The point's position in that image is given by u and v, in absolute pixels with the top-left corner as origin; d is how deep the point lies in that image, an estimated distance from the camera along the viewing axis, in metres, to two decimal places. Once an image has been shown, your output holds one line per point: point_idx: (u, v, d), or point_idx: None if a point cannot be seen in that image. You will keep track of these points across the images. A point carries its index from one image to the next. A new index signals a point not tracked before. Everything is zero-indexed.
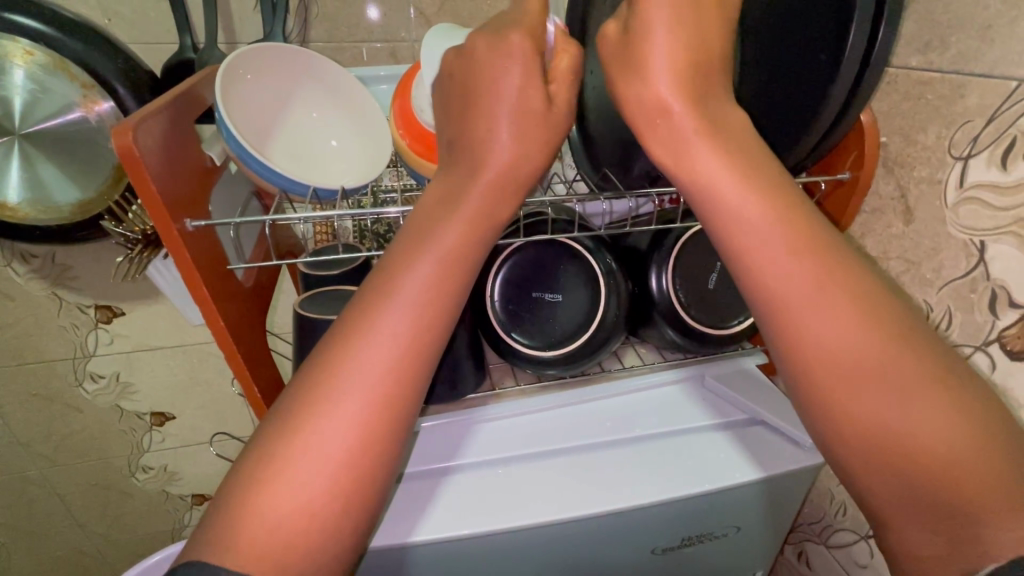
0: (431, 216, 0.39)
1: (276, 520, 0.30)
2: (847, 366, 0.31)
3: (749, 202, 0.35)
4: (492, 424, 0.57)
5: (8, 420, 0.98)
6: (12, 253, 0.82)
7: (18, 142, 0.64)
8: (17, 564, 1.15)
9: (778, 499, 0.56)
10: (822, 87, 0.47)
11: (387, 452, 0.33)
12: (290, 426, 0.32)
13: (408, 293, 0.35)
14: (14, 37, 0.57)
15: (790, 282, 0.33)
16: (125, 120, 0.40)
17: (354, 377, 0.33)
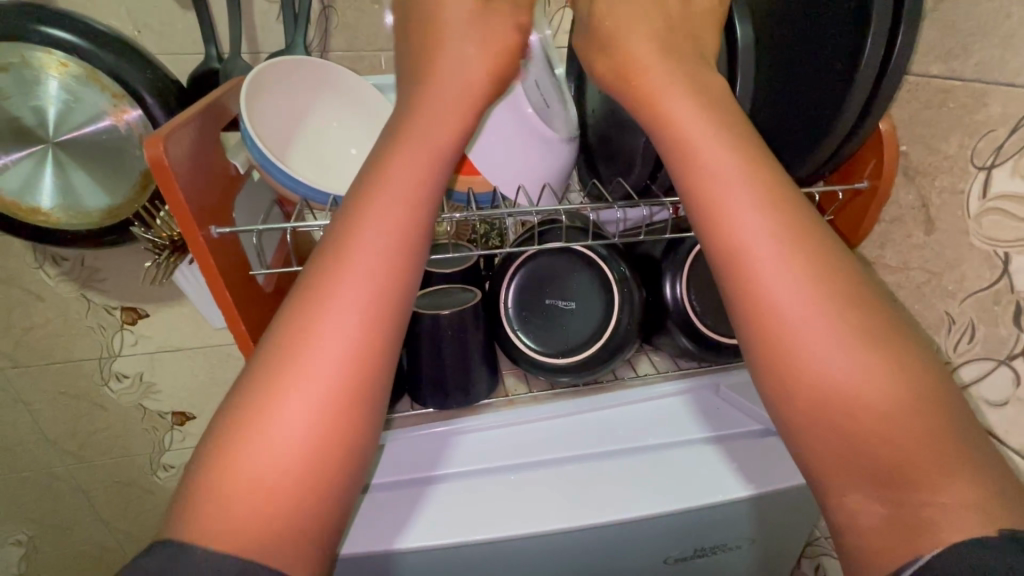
0: (376, 175, 0.38)
1: (248, 484, 0.31)
2: (799, 327, 0.32)
3: (725, 159, 0.35)
4: (472, 435, 0.56)
5: (38, 417, 1.02)
6: (44, 256, 0.85)
7: (51, 150, 0.66)
8: (44, 558, 1.19)
9: (771, 518, 0.55)
10: (838, 95, 0.46)
11: (351, 414, 0.33)
12: (254, 399, 0.32)
13: (365, 257, 0.35)
14: (50, 49, 0.60)
15: (757, 239, 0.33)
16: (156, 131, 0.42)
17: (316, 345, 0.33)
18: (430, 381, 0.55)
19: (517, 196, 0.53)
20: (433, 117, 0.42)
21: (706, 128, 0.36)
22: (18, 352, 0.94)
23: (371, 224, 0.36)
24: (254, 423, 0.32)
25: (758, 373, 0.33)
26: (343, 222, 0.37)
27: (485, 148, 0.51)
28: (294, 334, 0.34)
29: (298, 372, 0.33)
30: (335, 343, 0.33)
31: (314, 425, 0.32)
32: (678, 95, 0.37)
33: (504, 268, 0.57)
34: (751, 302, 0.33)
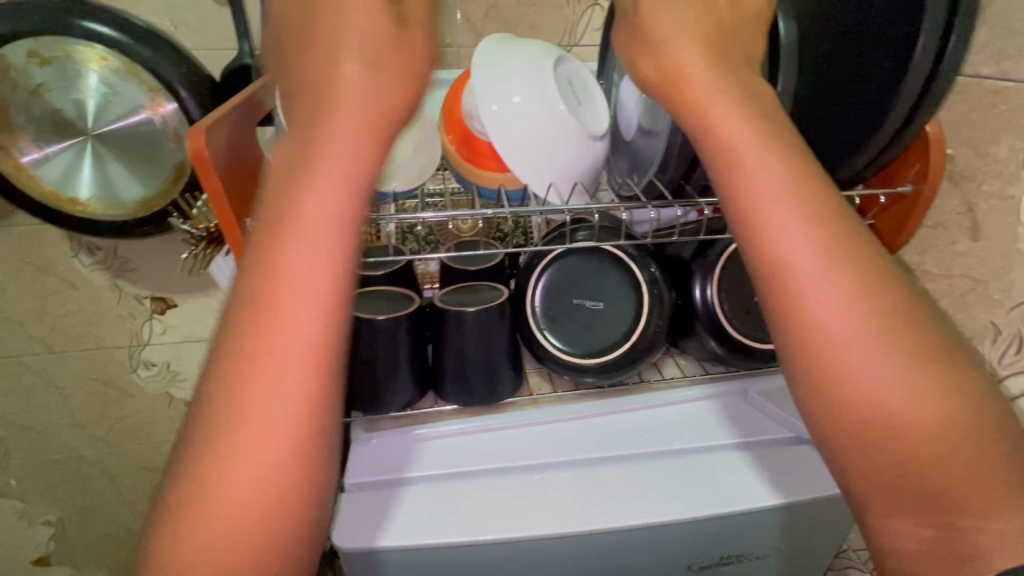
0: (295, 167, 0.32)
1: (215, 536, 0.30)
2: (847, 346, 0.31)
3: (770, 166, 0.34)
4: (435, 440, 0.55)
5: (70, 402, 1.05)
6: (80, 245, 0.88)
7: (90, 142, 0.68)
8: (72, 538, 1.22)
9: (801, 529, 0.54)
10: (886, 95, 0.46)
11: (313, 448, 0.31)
12: (205, 452, 0.30)
13: (298, 286, 0.31)
14: (90, 43, 0.61)
15: (802, 252, 0.32)
16: (197, 122, 0.42)
17: (264, 390, 0.30)
18: (455, 378, 0.55)
19: (548, 194, 0.52)
20: (339, 102, 0.33)
21: (754, 140, 0.35)
22: (53, 337, 0.97)
23: (298, 246, 0.31)
24: (212, 476, 0.30)
25: (800, 391, 0.32)
26: (262, 249, 0.31)
27: (517, 147, 0.50)
28: (234, 381, 0.30)
29: (245, 420, 0.30)
30: (287, 384, 0.30)
31: (275, 468, 0.30)
32: (722, 101, 0.36)
33: (533, 265, 0.56)
34: (797, 320, 0.32)
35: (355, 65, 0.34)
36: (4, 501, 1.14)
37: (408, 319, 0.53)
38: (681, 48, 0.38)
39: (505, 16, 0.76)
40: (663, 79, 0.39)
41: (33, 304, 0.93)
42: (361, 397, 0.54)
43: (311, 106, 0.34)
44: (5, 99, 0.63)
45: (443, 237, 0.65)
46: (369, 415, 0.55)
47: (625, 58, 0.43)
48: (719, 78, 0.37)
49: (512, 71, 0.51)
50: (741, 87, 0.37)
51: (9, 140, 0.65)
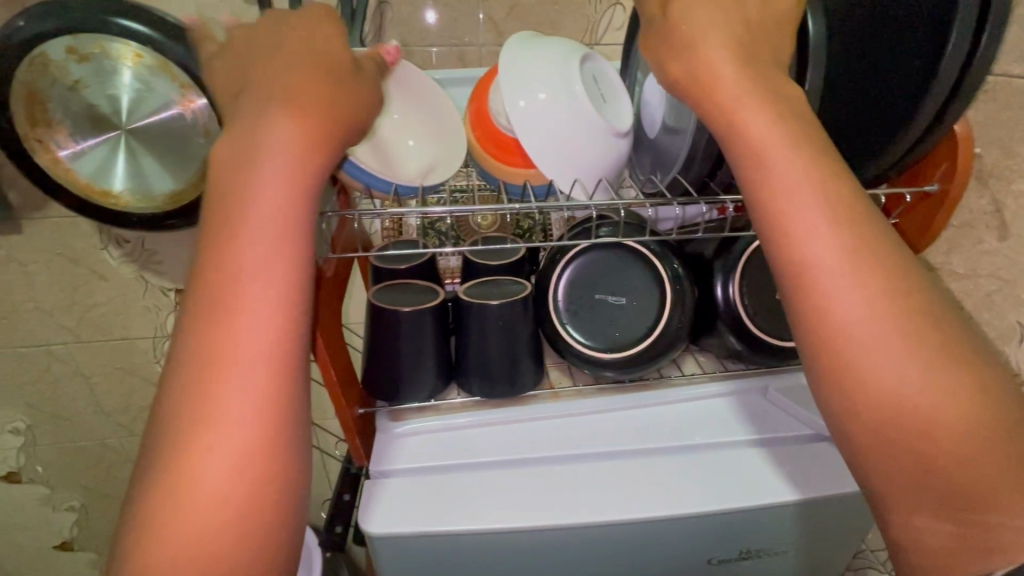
0: (243, 171, 0.37)
1: (195, 514, 0.31)
2: (866, 343, 0.31)
3: (796, 167, 0.34)
4: (412, 434, 0.56)
5: (95, 390, 1.08)
6: (109, 237, 0.90)
7: (123, 137, 0.70)
8: (95, 525, 1.25)
9: (820, 526, 0.54)
10: (916, 93, 0.46)
11: (283, 420, 0.33)
12: (170, 449, 0.31)
13: (253, 282, 0.34)
14: (126, 40, 0.63)
15: (823, 250, 0.32)
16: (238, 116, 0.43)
17: (233, 383, 0.33)
18: (477, 371, 0.55)
19: (572, 190, 0.53)
20: (276, 127, 0.38)
21: (784, 140, 0.35)
22: (81, 328, 0.99)
23: (252, 248, 0.35)
24: (181, 472, 0.31)
25: (822, 389, 0.33)
26: (217, 252, 0.35)
27: (544, 145, 0.51)
28: (198, 379, 0.32)
29: (205, 416, 0.32)
30: (249, 378, 0.33)
31: (249, 457, 0.32)
32: (752, 102, 0.37)
33: (557, 260, 0.57)
34: (820, 319, 0.32)
35: (302, 98, 0.40)
36: (30, 486, 1.17)
37: (433, 311, 0.53)
38: (708, 45, 0.39)
39: (526, 15, 0.76)
40: (690, 75, 0.39)
41: (63, 295, 0.95)
42: (385, 386, 0.55)
43: (248, 131, 0.39)
44: (44, 95, 0.65)
45: (461, 232, 0.66)
46: (392, 405, 0.56)
47: (650, 59, 0.43)
48: (747, 75, 0.38)
49: (539, 68, 0.52)
50: (769, 84, 0.38)
51: (47, 135, 0.68)
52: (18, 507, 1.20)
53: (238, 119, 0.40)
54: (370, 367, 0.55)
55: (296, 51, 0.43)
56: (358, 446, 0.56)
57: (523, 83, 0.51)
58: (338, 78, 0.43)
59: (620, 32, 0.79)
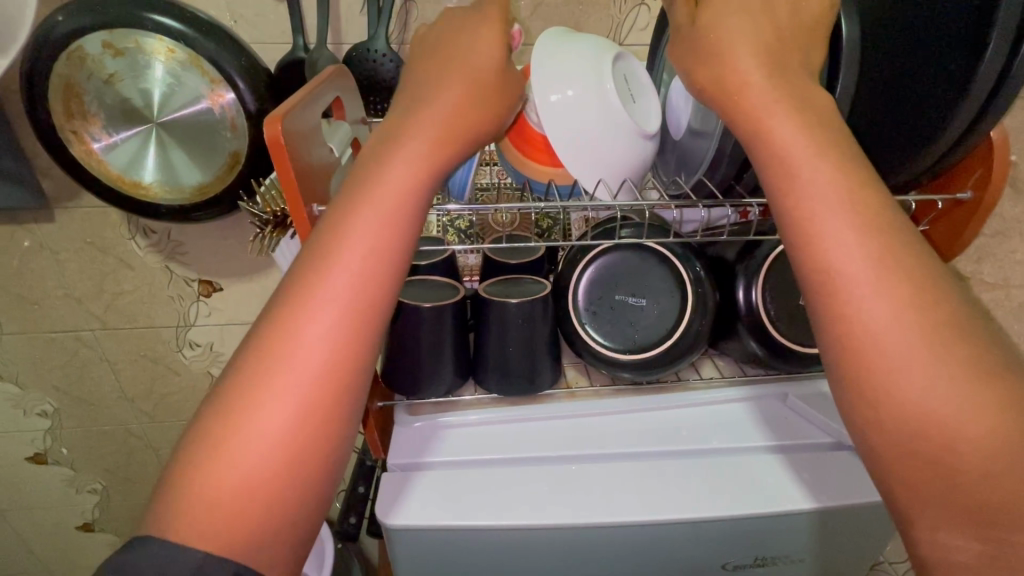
0: (375, 164, 0.39)
1: (235, 482, 0.31)
2: (891, 355, 0.31)
3: (824, 173, 0.34)
4: (456, 430, 0.57)
5: (119, 376, 1.10)
6: (136, 228, 0.93)
7: (154, 130, 0.72)
8: (117, 507, 1.29)
9: (838, 535, 0.53)
10: (950, 97, 0.46)
11: (341, 410, 0.34)
12: (218, 422, 0.32)
13: (346, 270, 0.35)
14: (160, 36, 0.65)
15: (854, 259, 0.32)
16: (275, 110, 0.43)
17: (306, 361, 0.33)
18: (496, 367, 0.56)
19: (596, 189, 0.53)
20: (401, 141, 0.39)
21: (809, 147, 0.35)
22: (108, 315, 1.02)
23: (357, 235, 0.36)
24: (230, 436, 0.32)
25: (847, 400, 0.32)
26: (325, 233, 0.36)
27: (574, 146, 0.51)
28: (274, 347, 0.33)
29: (261, 398, 0.32)
30: (321, 361, 0.33)
31: (299, 437, 0.32)
32: (777, 107, 0.36)
33: (578, 259, 0.57)
34: (846, 329, 0.32)
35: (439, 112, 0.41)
36: (56, 467, 1.21)
37: (453, 308, 0.54)
38: (737, 47, 0.38)
39: (550, 14, 0.76)
40: (716, 77, 0.39)
41: (92, 282, 0.98)
42: (406, 380, 0.56)
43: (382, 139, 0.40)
44: (81, 87, 0.67)
45: (482, 230, 0.66)
46: (411, 399, 0.57)
47: (676, 61, 0.43)
48: (775, 78, 0.37)
49: (569, 68, 0.51)
50: (797, 87, 0.37)
51: (82, 126, 0.70)
52: (43, 486, 1.24)
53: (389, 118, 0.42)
54: (391, 361, 0.56)
55: (454, 59, 0.43)
56: (377, 439, 0.56)
57: (554, 83, 0.51)
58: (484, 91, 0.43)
59: (644, 32, 0.79)
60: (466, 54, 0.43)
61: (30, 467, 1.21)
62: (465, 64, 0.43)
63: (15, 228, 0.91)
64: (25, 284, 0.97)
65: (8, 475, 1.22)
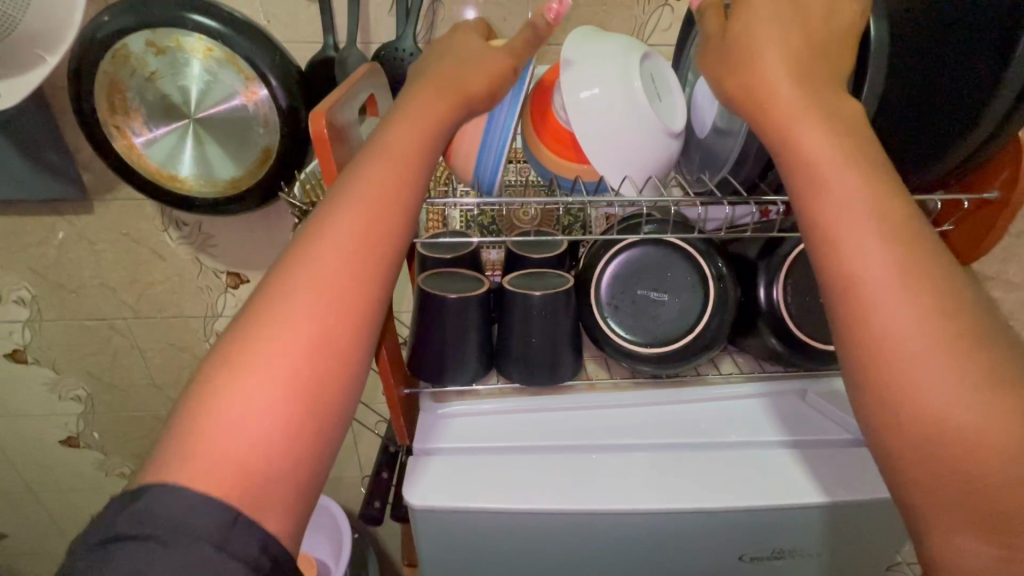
0: (376, 143, 0.41)
1: (229, 441, 0.31)
2: (910, 355, 0.31)
3: (846, 178, 0.35)
4: (476, 418, 0.58)
5: (149, 364, 1.14)
6: (169, 220, 0.96)
7: (192, 125, 0.74)
8: None
9: (855, 531, 0.54)
10: (978, 97, 0.46)
11: (336, 374, 0.34)
12: (216, 379, 0.32)
13: (346, 237, 0.37)
14: (199, 35, 0.68)
15: (874, 262, 0.33)
16: (319, 104, 0.45)
17: (298, 322, 0.34)
18: (519, 358, 0.57)
19: (622, 186, 0.55)
20: (402, 132, 0.42)
21: (836, 154, 0.35)
22: (140, 304, 1.06)
23: (355, 206, 0.38)
24: (222, 394, 0.31)
25: (864, 400, 0.33)
26: (325, 207, 0.38)
27: (601, 144, 0.53)
28: (271, 307, 0.34)
29: (261, 360, 0.33)
30: (313, 321, 0.34)
31: (292, 396, 0.32)
32: (802, 115, 0.37)
33: (601, 253, 0.58)
34: (863, 330, 0.32)
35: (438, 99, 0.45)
36: (87, 450, 1.26)
37: (479, 299, 0.55)
38: (762, 52, 0.39)
39: (575, 14, 0.78)
40: (740, 78, 0.40)
41: (126, 272, 1.02)
42: (431, 369, 0.57)
43: (383, 126, 0.43)
44: (124, 84, 0.71)
45: (506, 225, 0.68)
46: (436, 387, 0.59)
47: (702, 62, 0.44)
48: (799, 82, 0.38)
49: (596, 69, 0.53)
50: (820, 92, 0.38)
51: (124, 122, 0.73)
52: (75, 469, 1.29)
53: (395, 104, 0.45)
54: (416, 350, 0.58)
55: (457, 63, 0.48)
56: (402, 424, 0.58)
57: (581, 76, 0.52)
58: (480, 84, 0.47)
59: (667, 32, 0.79)
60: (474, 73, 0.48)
61: (63, 450, 1.26)
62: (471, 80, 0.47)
63: (56, 219, 0.95)
64: (63, 273, 1.01)
65: (42, 458, 1.27)
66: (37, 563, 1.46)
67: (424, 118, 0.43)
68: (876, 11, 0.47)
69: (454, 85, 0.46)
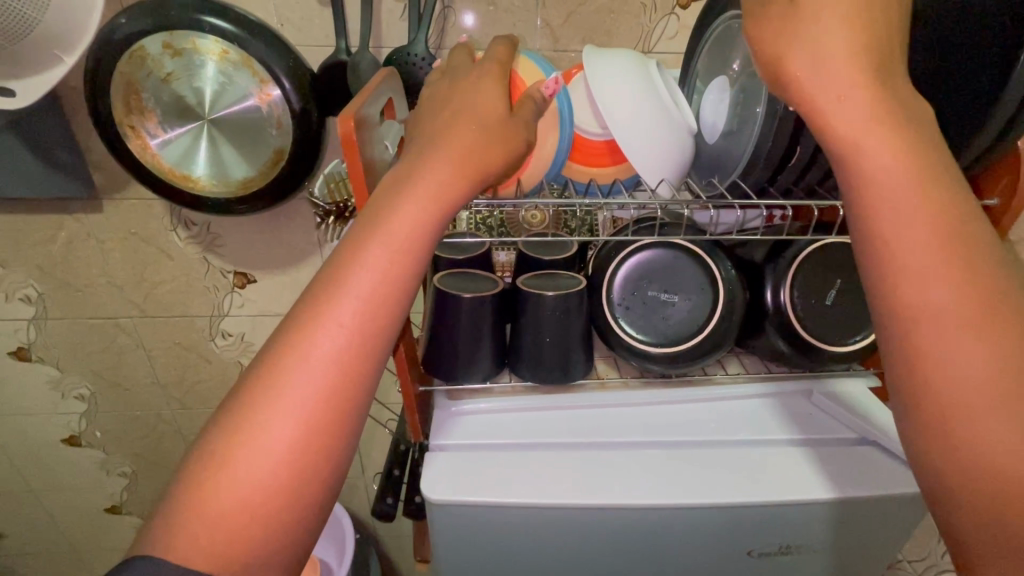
0: (386, 202, 0.39)
1: (228, 507, 0.32)
2: (968, 376, 0.28)
3: (906, 181, 0.32)
4: (489, 415, 0.60)
5: (153, 362, 1.14)
6: (178, 220, 0.97)
7: (205, 126, 0.75)
8: (144, 490, 1.33)
9: (857, 527, 0.55)
10: (982, 107, 0.48)
11: (337, 434, 0.34)
12: (220, 445, 0.33)
13: (347, 299, 0.35)
14: (215, 37, 0.69)
15: (934, 276, 0.30)
16: (346, 107, 0.46)
17: (291, 389, 0.34)
18: (532, 357, 0.58)
19: (659, 188, 0.58)
20: (421, 184, 0.40)
21: (890, 158, 0.32)
22: (145, 303, 1.06)
23: (362, 269, 0.36)
24: (226, 460, 0.32)
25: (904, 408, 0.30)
26: (337, 263, 0.37)
27: (658, 148, 0.56)
28: (268, 374, 0.34)
29: (262, 428, 0.33)
30: (310, 387, 0.34)
31: (290, 460, 0.33)
32: (836, 99, 0.34)
33: (613, 255, 0.59)
34: (907, 335, 0.30)
35: (452, 153, 0.42)
36: (88, 449, 1.26)
37: (493, 299, 0.57)
38: None
39: (583, 22, 0.79)
40: None
41: (132, 271, 1.02)
42: (444, 367, 0.58)
43: (394, 182, 0.41)
44: (140, 85, 0.71)
45: (514, 227, 0.69)
46: (449, 385, 0.59)
47: None
48: (867, 42, 0.34)
49: (628, 82, 0.56)
50: (886, 59, 0.34)
51: (139, 122, 0.74)
52: (75, 468, 1.29)
53: (407, 154, 0.44)
54: (431, 347, 0.59)
55: (462, 112, 0.46)
56: (417, 421, 0.59)
57: (615, 84, 0.56)
58: (493, 130, 0.46)
59: (673, 40, 0.81)
60: (472, 97, 0.47)
61: (65, 449, 1.26)
62: (469, 103, 0.47)
63: (64, 217, 0.95)
64: (70, 271, 1.01)
65: (43, 457, 1.27)
66: (34, 564, 1.45)
67: (441, 173, 0.41)
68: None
69: (463, 137, 0.44)
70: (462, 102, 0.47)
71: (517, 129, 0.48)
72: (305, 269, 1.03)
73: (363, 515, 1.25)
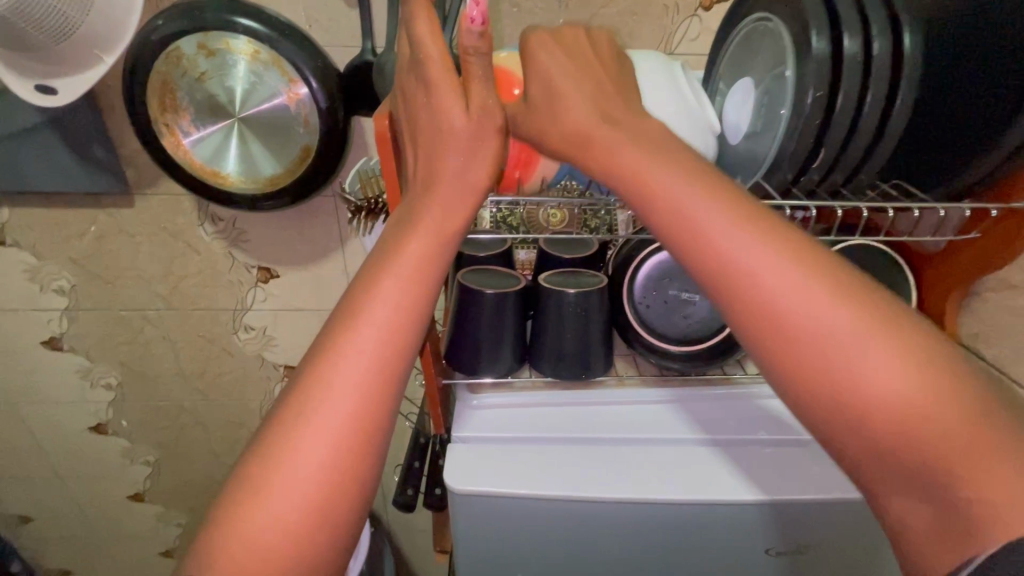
0: (399, 234, 0.38)
1: (262, 538, 0.31)
2: (855, 373, 0.29)
3: (734, 223, 0.33)
4: (507, 408, 0.61)
5: (178, 354, 1.18)
6: (205, 215, 0.99)
7: (236, 124, 0.78)
8: (168, 477, 1.37)
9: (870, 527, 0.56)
10: (1010, 107, 0.48)
11: (365, 461, 0.34)
12: (253, 474, 0.32)
13: (363, 331, 0.35)
14: (247, 37, 0.71)
15: (796, 298, 0.31)
16: (379, 109, 0.49)
17: (317, 420, 0.33)
18: (553, 354, 0.59)
19: None
20: (426, 219, 0.39)
21: (711, 205, 0.33)
22: (173, 296, 1.10)
23: (381, 300, 0.35)
24: (258, 489, 0.32)
25: (843, 445, 0.31)
26: (354, 296, 0.36)
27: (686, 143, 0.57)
28: (294, 406, 0.33)
29: (291, 462, 0.32)
30: (336, 418, 0.33)
31: (321, 488, 0.32)
32: (736, 230, 0.33)
33: (635, 253, 0.60)
34: (819, 388, 0.30)
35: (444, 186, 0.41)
36: (114, 437, 1.30)
37: (516, 295, 0.58)
38: None
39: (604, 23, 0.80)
40: None
41: (161, 265, 1.05)
42: (466, 360, 0.59)
43: (400, 219, 0.40)
44: (175, 84, 0.74)
45: (533, 224, 0.70)
46: (470, 379, 0.60)
47: None
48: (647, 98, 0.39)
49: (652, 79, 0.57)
50: None
51: (174, 120, 0.76)
52: (102, 456, 1.33)
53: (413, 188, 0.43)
54: (453, 342, 0.60)
55: (434, 133, 0.42)
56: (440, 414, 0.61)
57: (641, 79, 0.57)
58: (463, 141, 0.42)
59: (695, 42, 0.81)
60: (429, 108, 0.42)
61: (92, 437, 1.30)
62: (429, 117, 0.42)
63: (98, 211, 0.99)
64: (102, 264, 1.05)
65: (71, 445, 1.31)
66: (60, 548, 1.49)
67: (443, 198, 0.40)
68: (882, 30, 0.51)
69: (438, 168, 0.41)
70: (424, 115, 0.43)
71: (486, 134, 0.42)
72: (326, 265, 1.05)
73: (378, 508, 1.27)
